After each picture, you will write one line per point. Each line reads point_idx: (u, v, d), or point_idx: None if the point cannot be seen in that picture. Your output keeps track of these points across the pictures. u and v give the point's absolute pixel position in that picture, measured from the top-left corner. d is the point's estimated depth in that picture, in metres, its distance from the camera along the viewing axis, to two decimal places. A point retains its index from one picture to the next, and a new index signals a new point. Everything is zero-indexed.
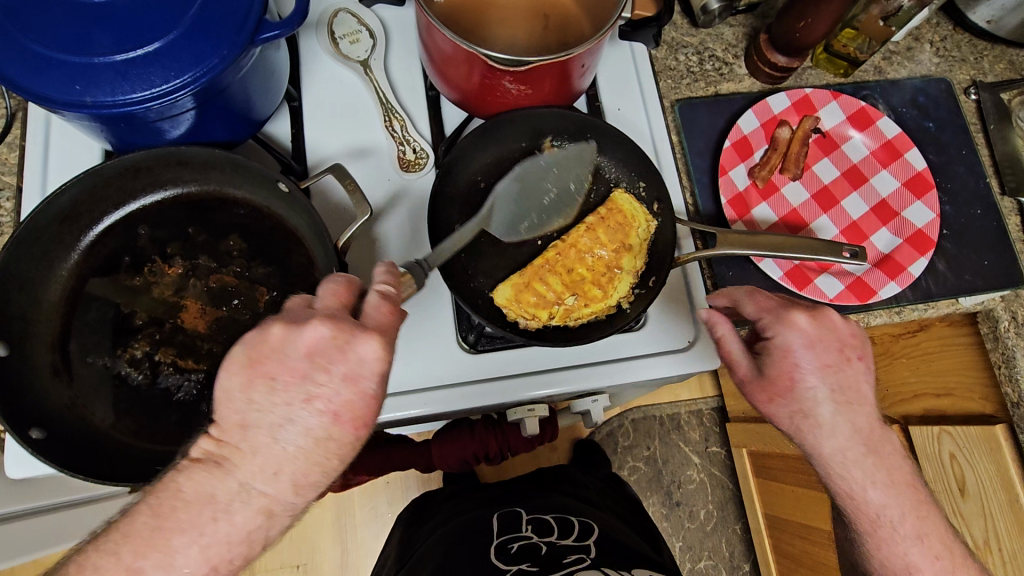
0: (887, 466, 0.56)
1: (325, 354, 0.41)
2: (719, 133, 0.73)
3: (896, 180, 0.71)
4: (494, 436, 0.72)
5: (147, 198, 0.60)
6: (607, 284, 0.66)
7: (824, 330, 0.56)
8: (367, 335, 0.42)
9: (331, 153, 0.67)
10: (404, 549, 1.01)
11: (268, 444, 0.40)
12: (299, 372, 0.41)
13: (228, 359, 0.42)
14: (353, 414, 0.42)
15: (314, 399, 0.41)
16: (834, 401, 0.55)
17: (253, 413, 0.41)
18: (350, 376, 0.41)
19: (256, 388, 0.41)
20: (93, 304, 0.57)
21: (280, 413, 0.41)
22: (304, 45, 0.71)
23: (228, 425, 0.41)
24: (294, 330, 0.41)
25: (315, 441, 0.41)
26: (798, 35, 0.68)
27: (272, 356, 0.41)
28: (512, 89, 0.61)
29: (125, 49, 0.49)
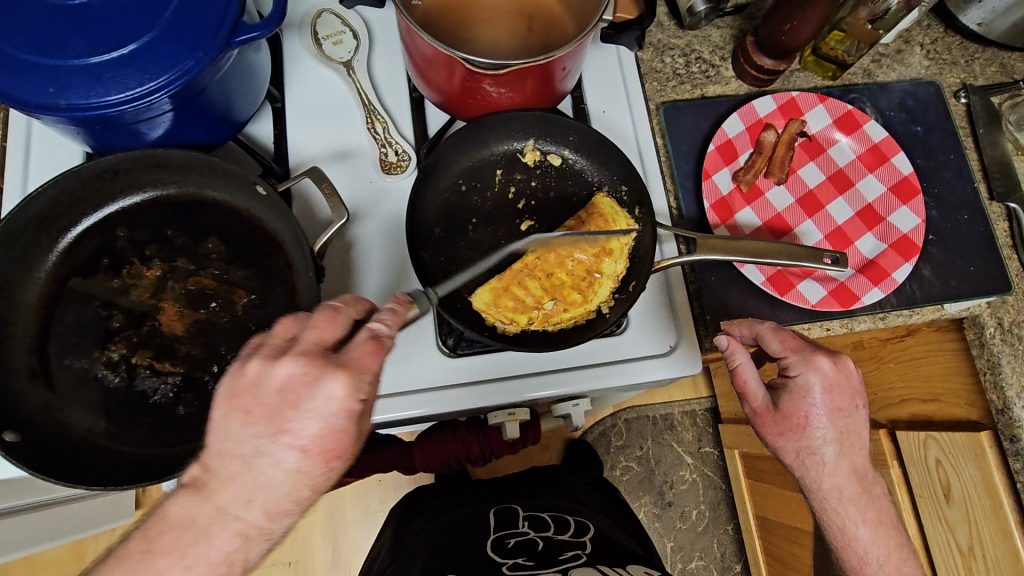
0: (877, 506, 0.59)
1: (295, 389, 0.42)
2: (703, 136, 0.72)
3: (882, 185, 0.70)
4: (478, 439, 0.73)
5: (126, 200, 0.59)
6: (586, 290, 0.67)
7: (842, 376, 0.57)
8: (333, 372, 0.42)
9: (313, 154, 0.67)
10: (397, 540, 0.99)
11: (245, 474, 0.42)
12: (271, 408, 0.42)
13: (212, 394, 0.43)
14: (323, 449, 0.43)
15: (283, 433, 0.42)
16: (839, 445, 0.58)
17: (229, 444, 0.42)
18: (321, 415, 0.42)
19: (232, 420, 0.42)
20: (72, 306, 0.58)
21: (253, 446, 0.42)
22: (287, 46, 0.70)
23: (209, 454, 0.42)
24: (269, 365, 0.43)
25: (288, 474, 0.42)
26: (784, 37, 0.67)
27: (248, 390, 0.42)
28: (493, 91, 0.61)
29: (99, 53, 0.49)
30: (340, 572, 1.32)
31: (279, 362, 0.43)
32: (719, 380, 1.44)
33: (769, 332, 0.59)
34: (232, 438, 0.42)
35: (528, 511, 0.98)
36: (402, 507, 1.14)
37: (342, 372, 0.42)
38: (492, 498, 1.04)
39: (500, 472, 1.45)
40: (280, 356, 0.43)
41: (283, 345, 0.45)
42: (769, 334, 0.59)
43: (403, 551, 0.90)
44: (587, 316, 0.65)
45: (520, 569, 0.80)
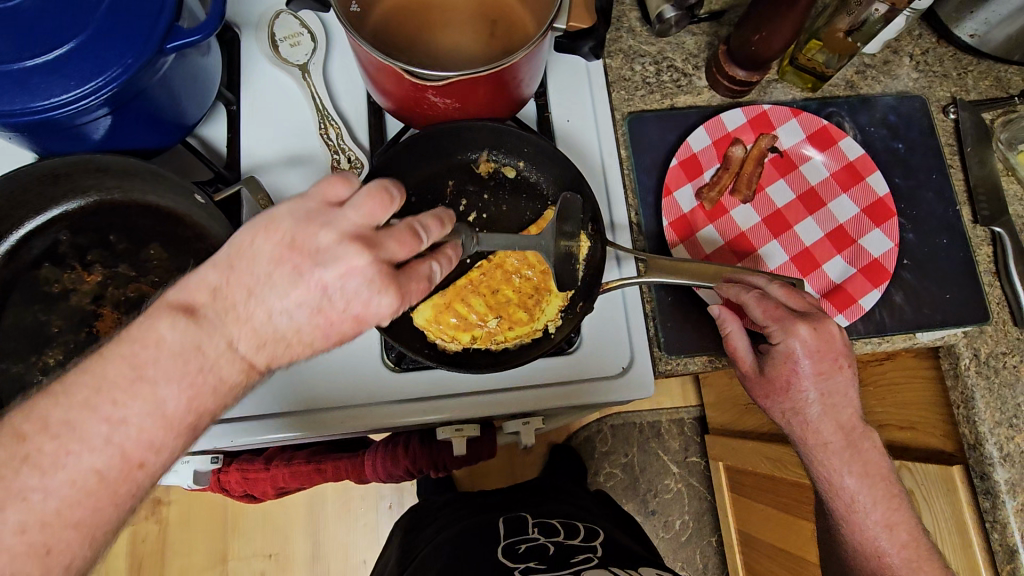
0: (863, 457, 0.60)
1: (355, 290, 0.42)
2: (669, 149, 0.69)
3: (855, 206, 0.67)
4: (428, 455, 0.71)
5: (69, 204, 0.59)
6: (533, 308, 0.66)
7: (824, 341, 0.57)
8: (391, 292, 0.43)
9: (264, 160, 0.66)
10: (405, 554, 0.98)
11: (258, 319, 0.41)
12: (325, 285, 0.41)
13: (272, 224, 0.42)
14: (340, 337, 0.44)
15: (319, 313, 0.42)
16: (823, 405, 0.59)
17: (264, 287, 0.41)
18: (359, 318, 0.43)
19: (281, 271, 0.41)
20: (13, 310, 0.58)
21: (282, 302, 0.41)
22: (245, 47, 0.69)
23: (235, 280, 0.40)
24: (342, 246, 0.42)
25: (298, 338, 0.42)
26: (754, 47, 0.64)
27: (313, 255, 0.41)
28: (439, 102, 0.59)
29: (23, 57, 0.48)
30: (319, 567, 1.32)
31: (356, 252, 0.42)
32: (708, 389, 1.41)
33: (753, 300, 0.58)
34: (270, 284, 0.41)
35: (537, 519, 0.96)
36: (408, 522, 1.14)
37: (397, 295, 0.43)
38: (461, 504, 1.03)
39: (482, 476, 1.44)
40: (357, 244, 0.42)
41: (363, 231, 0.43)
42: (752, 302, 0.58)
43: (416, 561, 0.89)
44: (531, 334, 0.64)
45: (532, 573, 0.79)
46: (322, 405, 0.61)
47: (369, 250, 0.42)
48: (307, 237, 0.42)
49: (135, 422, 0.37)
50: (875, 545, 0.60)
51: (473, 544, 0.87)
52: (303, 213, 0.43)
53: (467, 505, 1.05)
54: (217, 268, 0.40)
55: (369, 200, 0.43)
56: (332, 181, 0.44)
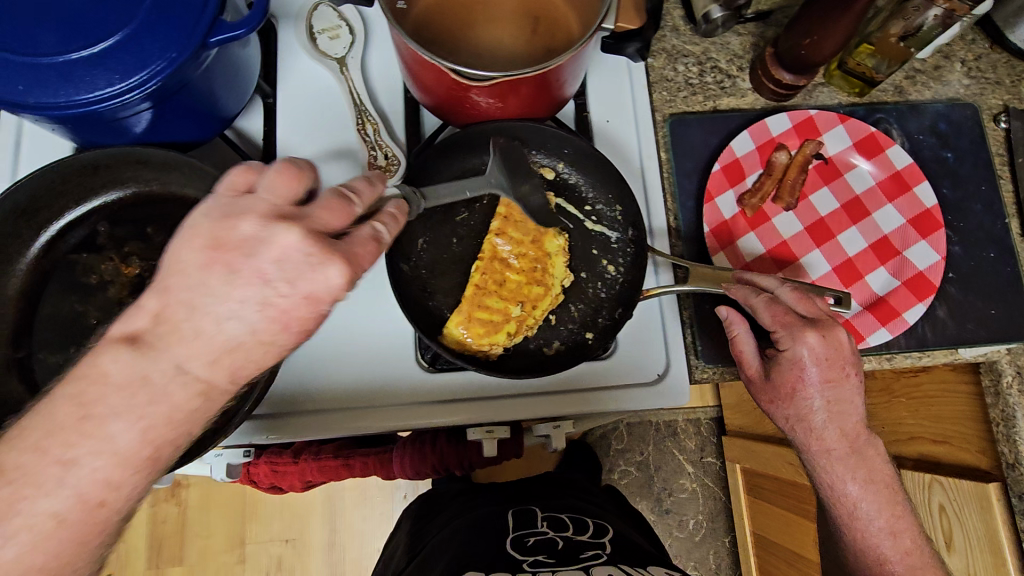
0: (868, 465, 0.59)
1: (295, 267, 0.36)
2: (710, 153, 0.68)
3: (902, 216, 0.65)
4: (456, 452, 0.72)
5: (108, 194, 0.59)
6: (543, 277, 0.65)
7: (834, 349, 0.56)
8: (337, 258, 0.37)
9: (299, 154, 0.65)
10: (415, 539, 1.00)
11: (207, 333, 0.35)
12: (261, 275, 0.36)
13: (190, 232, 0.36)
14: (304, 327, 0.38)
15: (268, 306, 0.36)
16: (829, 413, 0.57)
17: (204, 297, 0.35)
18: (313, 296, 0.37)
19: (214, 274, 0.35)
20: (52, 299, 0.58)
21: (227, 307, 0.35)
22: (282, 39, 0.68)
23: (174, 300, 0.35)
24: (264, 229, 0.36)
25: (258, 342, 0.36)
26: (803, 52, 0.62)
27: (241, 248, 0.36)
28: (482, 101, 0.58)
29: (69, 50, 0.48)
30: (335, 553, 1.34)
31: (284, 228, 0.36)
32: (728, 391, 1.39)
33: (762, 304, 0.58)
34: (208, 292, 0.35)
35: (548, 511, 0.96)
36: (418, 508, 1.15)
37: (345, 261, 0.37)
38: (477, 498, 1.03)
39: None
40: (284, 220, 0.37)
41: (284, 210, 0.38)
42: (762, 306, 0.58)
43: (420, 555, 0.89)
44: (557, 300, 0.64)
45: (540, 566, 0.79)
46: (355, 403, 0.61)
47: (296, 223, 0.37)
48: (226, 231, 0.36)
49: (87, 464, 0.33)
50: (878, 552, 0.60)
51: (484, 539, 0.86)
52: (218, 211, 0.37)
53: (483, 496, 1.05)
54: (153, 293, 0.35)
55: (278, 178, 0.39)
56: (234, 171, 0.39)
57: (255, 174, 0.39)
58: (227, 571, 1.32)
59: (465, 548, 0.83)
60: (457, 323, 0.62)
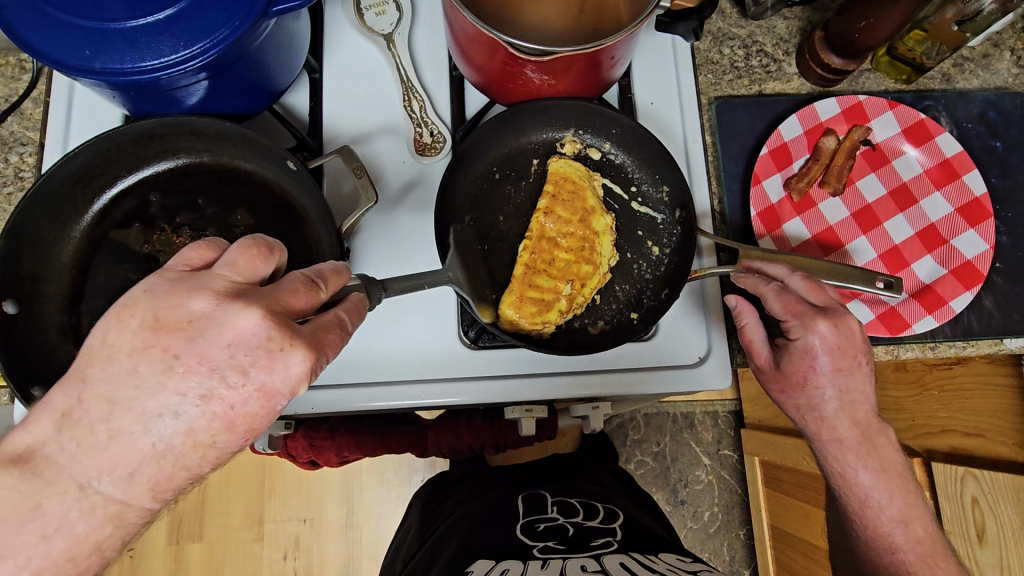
0: (880, 454, 0.58)
1: (250, 353, 0.33)
2: (756, 137, 0.68)
3: (949, 204, 0.65)
4: (492, 432, 0.73)
5: (160, 164, 0.59)
6: (592, 255, 0.65)
7: (846, 338, 0.55)
8: (299, 345, 0.34)
9: (346, 129, 0.66)
10: (425, 523, 1.00)
11: (132, 435, 0.32)
12: (210, 362, 0.33)
13: (126, 311, 0.33)
14: (251, 426, 0.34)
15: (208, 399, 0.33)
16: (840, 402, 0.57)
17: (126, 390, 0.32)
18: (267, 389, 0.34)
19: (147, 362, 0.32)
20: (104, 268, 0.59)
21: (159, 400, 0.32)
22: (330, 14, 0.68)
23: (89, 394, 0.32)
24: (225, 310, 0.33)
25: (192, 443, 0.33)
26: (857, 35, 0.61)
27: (184, 330, 0.33)
28: (534, 78, 0.58)
29: (136, 16, 0.48)
30: (352, 533, 1.36)
31: (241, 308, 0.34)
32: (748, 384, 1.39)
33: (773, 293, 0.57)
34: (136, 382, 0.32)
35: (556, 497, 0.94)
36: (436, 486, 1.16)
37: (308, 348, 0.35)
38: (501, 481, 1.03)
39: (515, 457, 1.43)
40: (239, 300, 0.34)
41: (240, 287, 0.36)
42: (772, 295, 0.57)
43: (433, 537, 0.90)
44: (603, 279, 0.64)
45: (550, 553, 0.77)
46: (399, 376, 0.61)
47: (258, 302, 0.34)
48: (171, 311, 0.33)
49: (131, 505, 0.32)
50: (888, 541, 0.58)
51: (490, 526, 0.85)
52: (164, 286, 0.34)
53: (504, 478, 1.05)
54: (66, 388, 0.32)
55: (239, 257, 0.37)
56: (189, 250, 0.38)
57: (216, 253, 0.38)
58: (246, 549, 1.34)
59: (475, 533, 0.83)
60: (509, 298, 0.63)
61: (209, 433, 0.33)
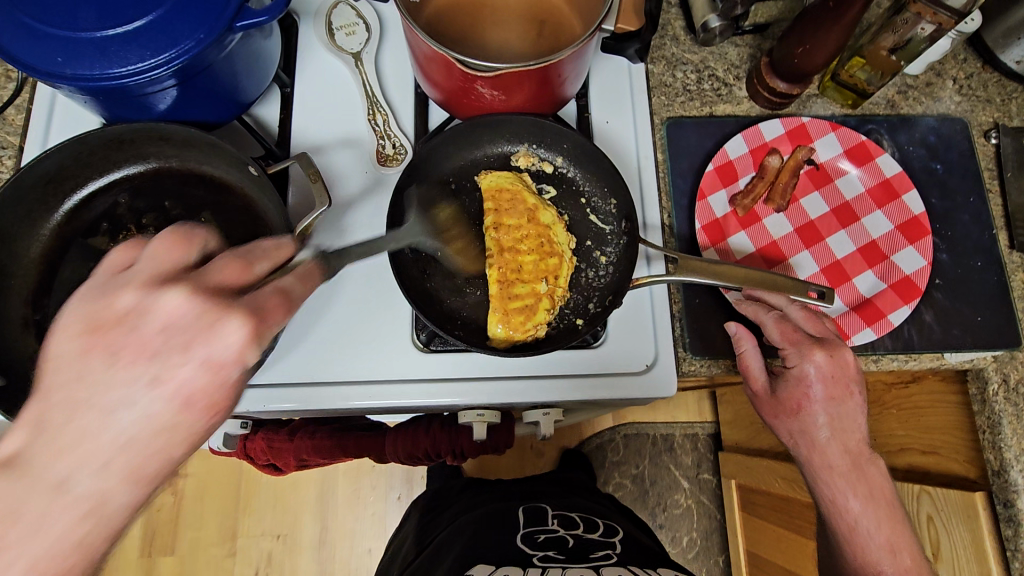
0: (869, 482, 0.59)
1: (184, 332, 0.34)
2: (705, 155, 0.71)
3: (890, 222, 0.67)
4: (447, 438, 0.74)
5: (130, 168, 0.63)
6: (552, 246, 0.67)
7: (840, 368, 0.58)
8: (233, 313, 0.35)
9: (312, 140, 0.69)
10: (421, 533, 0.99)
11: (92, 432, 0.33)
12: (149, 349, 0.34)
13: (63, 323, 0.34)
14: (210, 401, 0.36)
15: (162, 381, 0.34)
16: (832, 428, 0.59)
17: (82, 389, 0.33)
18: (212, 361, 0.35)
19: (91, 361, 0.33)
20: (71, 266, 0.61)
21: (114, 394, 0.33)
22: (303, 33, 0.72)
23: (52, 402, 0.33)
24: (149, 297, 0.35)
25: (155, 428, 0.34)
26: (796, 60, 0.64)
27: (122, 323, 0.34)
28: (487, 93, 0.61)
29: (107, 28, 0.52)
30: (326, 550, 1.33)
31: (167, 292, 0.35)
32: (726, 406, 1.37)
33: (771, 321, 0.60)
34: (86, 383, 0.33)
35: (556, 509, 0.94)
36: (424, 502, 1.15)
37: (240, 316, 0.35)
38: (482, 495, 1.02)
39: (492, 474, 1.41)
40: (168, 286, 0.35)
41: (167, 277, 0.36)
42: (770, 323, 0.60)
43: (432, 546, 0.88)
44: (576, 261, 0.67)
45: (550, 562, 0.77)
46: (351, 377, 0.62)
47: (182, 284, 0.35)
48: (107, 309, 0.35)
49: None
50: (876, 569, 0.58)
51: (487, 532, 0.84)
52: (90, 290, 0.35)
53: (480, 493, 1.04)
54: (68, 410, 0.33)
55: (163, 249, 0.37)
56: (113, 251, 0.37)
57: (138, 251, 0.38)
58: (218, 564, 1.32)
59: (472, 544, 0.81)
60: (495, 317, 0.64)
61: (169, 414, 0.34)
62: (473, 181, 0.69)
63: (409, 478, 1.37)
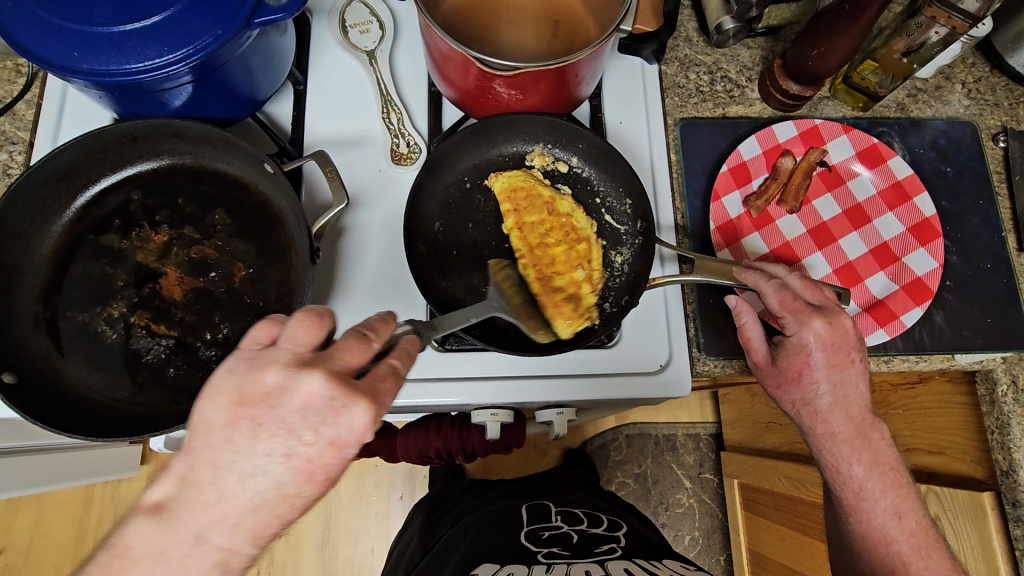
0: (873, 447, 0.60)
1: (319, 414, 0.38)
2: (718, 156, 0.71)
3: (901, 224, 0.68)
4: (459, 437, 0.73)
5: (143, 164, 0.62)
6: (576, 233, 0.69)
7: (839, 336, 0.57)
8: (360, 398, 0.39)
9: (326, 138, 0.68)
10: (426, 532, 0.99)
11: (231, 493, 0.38)
12: (287, 425, 0.38)
13: (215, 390, 0.39)
14: (328, 476, 0.40)
15: (292, 455, 0.38)
16: (834, 396, 0.59)
17: (226, 455, 0.38)
18: (337, 441, 0.39)
19: (239, 431, 0.38)
20: (82, 263, 0.60)
21: (253, 462, 0.38)
22: (316, 31, 0.72)
23: (197, 462, 0.38)
24: (292, 379, 0.39)
25: (282, 495, 0.39)
26: (810, 63, 0.65)
27: (264, 401, 0.38)
28: (503, 92, 0.61)
29: (123, 22, 0.51)
30: (328, 549, 1.32)
31: (306, 374, 0.39)
32: (728, 406, 1.37)
33: (772, 290, 0.58)
34: (232, 448, 0.38)
35: (559, 507, 0.94)
36: (427, 501, 1.15)
37: (366, 398, 0.40)
38: (488, 494, 1.01)
39: (494, 473, 1.41)
40: (306, 367, 0.39)
41: (302, 357, 0.40)
42: (771, 292, 0.58)
43: (438, 543, 0.88)
44: (603, 241, 0.68)
45: (555, 558, 0.76)
46: None
47: (318, 367, 0.39)
48: (252, 384, 0.39)
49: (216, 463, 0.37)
50: (883, 533, 0.60)
51: (496, 531, 0.84)
52: (242, 365, 0.40)
53: (485, 491, 1.03)
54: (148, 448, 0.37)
55: (300, 329, 0.41)
56: (258, 327, 0.42)
57: (279, 326, 0.43)
58: None
59: (481, 542, 0.81)
60: (549, 312, 0.64)
61: (294, 484, 0.39)
62: (485, 185, 0.68)
63: (412, 478, 1.36)
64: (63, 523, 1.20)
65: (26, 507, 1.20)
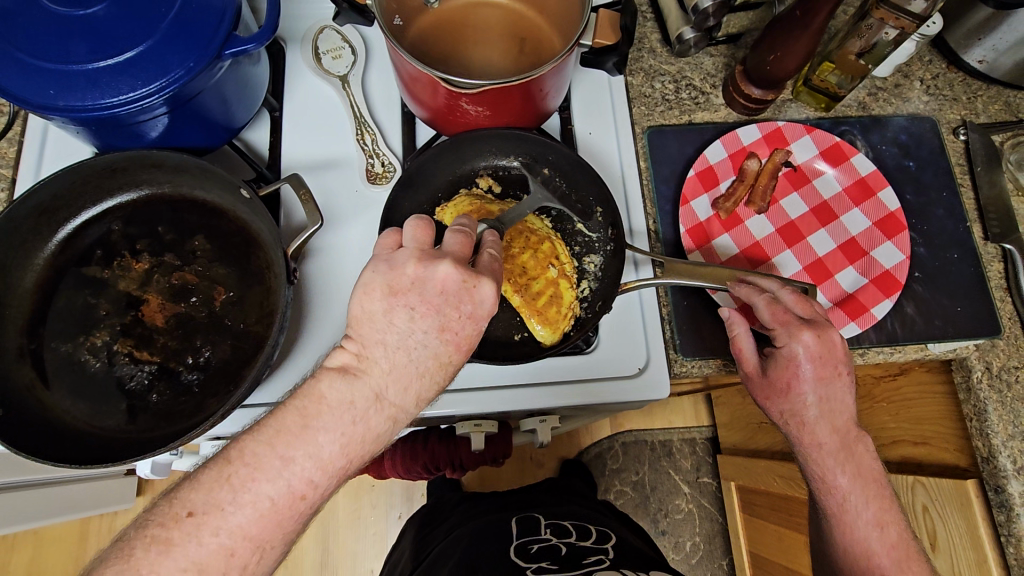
0: (857, 461, 0.59)
1: (456, 295, 0.48)
2: (686, 162, 0.73)
3: (868, 219, 0.70)
4: (446, 451, 0.74)
5: (123, 196, 0.64)
6: (536, 236, 0.69)
7: (827, 348, 0.58)
8: (486, 278, 0.48)
9: (300, 162, 0.70)
10: (419, 548, 0.98)
11: (402, 364, 0.47)
12: (433, 305, 0.47)
13: (368, 287, 0.48)
14: (469, 345, 0.49)
15: (444, 331, 0.48)
16: (821, 408, 0.58)
17: (391, 336, 0.47)
18: (474, 315, 0.48)
19: (397, 314, 0.47)
20: (65, 294, 0.61)
21: (415, 338, 0.47)
22: (290, 59, 0.74)
23: (369, 341, 0.47)
24: (427, 268, 0.48)
25: (439, 363, 0.48)
26: (769, 67, 0.67)
27: (410, 287, 0.48)
28: (471, 109, 0.62)
29: (95, 59, 0.53)
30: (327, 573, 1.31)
31: (439, 264, 0.48)
32: (722, 409, 1.37)
33: (763, 302, 0.60)
34: (394, 328, 0.47)
35: (551, 519, 0.94)
36: (422, 517, 1.14)
37: (490, 278, 0.49)
38: (480, 507, 1.01)
39: (491, 488, 1.40)
40: (436, 259, 0.48)
41: (427, 250, 0.50)
42: (761, 304, 0.60)
43: (430, 559, 0.88)
44: (563, 238, 0.69)
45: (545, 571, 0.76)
46: None
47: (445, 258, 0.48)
48: (396, 279, 0.48)
49: None
50: (864, 545, 0.57)
51: (487, 543, 0.84)
52: (384, 265, 0.49)
53: (480, 505, 1.03)
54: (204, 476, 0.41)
55: (418, 232, 0.51)
56: (383, 237, 0.52)
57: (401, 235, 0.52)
58: None
59: (471, 555, 0.81)
60: (532, 319, 0.65)
61: (445, 355, 0.48)
62: (434, 219, 0.69)
63: (409, 496, 1.36)
64: (59, 559, 1.19)
65: (21, 543, 1.19)
